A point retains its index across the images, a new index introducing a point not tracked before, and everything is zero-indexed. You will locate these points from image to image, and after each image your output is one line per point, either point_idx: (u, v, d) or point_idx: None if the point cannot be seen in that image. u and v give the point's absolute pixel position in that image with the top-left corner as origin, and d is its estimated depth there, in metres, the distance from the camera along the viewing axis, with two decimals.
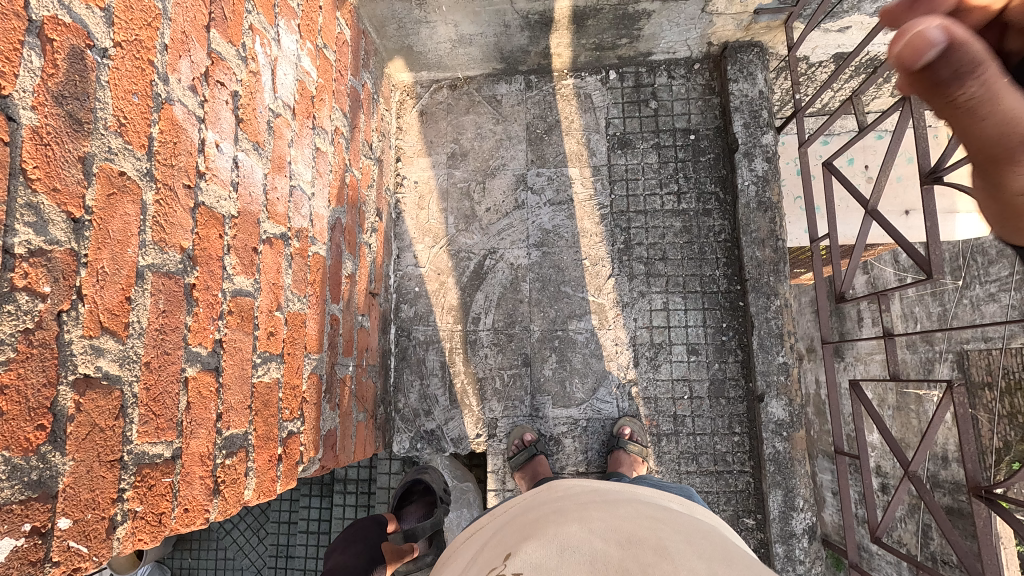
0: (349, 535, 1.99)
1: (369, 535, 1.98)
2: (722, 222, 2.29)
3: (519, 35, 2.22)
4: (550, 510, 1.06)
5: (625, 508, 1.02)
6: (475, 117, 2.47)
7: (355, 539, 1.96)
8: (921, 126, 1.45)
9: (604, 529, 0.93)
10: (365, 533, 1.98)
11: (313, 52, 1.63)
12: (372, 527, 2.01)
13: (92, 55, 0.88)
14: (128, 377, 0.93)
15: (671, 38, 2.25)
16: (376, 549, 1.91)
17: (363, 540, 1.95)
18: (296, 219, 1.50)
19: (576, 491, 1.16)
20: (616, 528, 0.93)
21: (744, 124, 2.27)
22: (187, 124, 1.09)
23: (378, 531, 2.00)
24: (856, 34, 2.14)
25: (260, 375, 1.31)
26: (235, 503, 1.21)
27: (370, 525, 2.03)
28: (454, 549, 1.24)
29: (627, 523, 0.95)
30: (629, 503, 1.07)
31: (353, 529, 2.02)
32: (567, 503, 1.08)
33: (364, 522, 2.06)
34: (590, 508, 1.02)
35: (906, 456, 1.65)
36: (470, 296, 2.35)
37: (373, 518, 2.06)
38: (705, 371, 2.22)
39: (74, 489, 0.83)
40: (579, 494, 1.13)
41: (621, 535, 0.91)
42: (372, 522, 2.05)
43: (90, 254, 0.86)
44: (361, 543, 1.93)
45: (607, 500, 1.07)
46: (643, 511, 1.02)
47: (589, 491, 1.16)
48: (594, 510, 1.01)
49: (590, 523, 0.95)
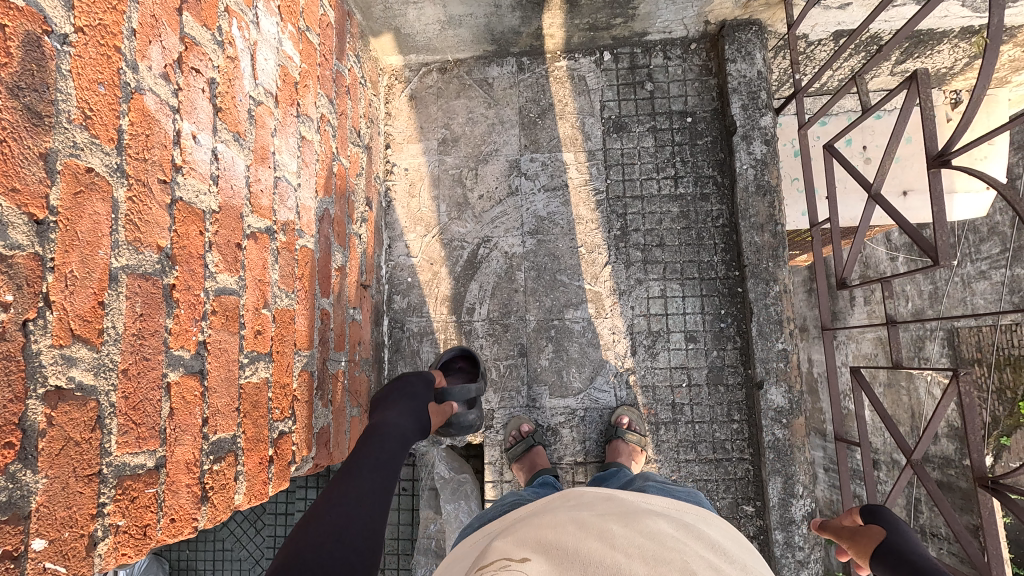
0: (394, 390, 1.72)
1: (419, 392, 1.75)
2: (719, 207, 2.25)
3: (510, 15, 2.15)
4: (568, 518, 1.03)
5: (646, 522, 1.00)
6: (465, 101, 2.39)
7: (407, 394, 1.71)
8: (928, 107, 1.40)
9: (626, 545, 0.90)
10: (416, 390, 1.74)
11: (295, 35, 1.56)
12: (422, 385, 1.78)
13: (50, 42, 0.81)
14: (105, 386, 0.89)
15: (667, 18, 2.18)
16: (423, 412, 1.67)
17: (412, 398, 1.71)
18: (281, 212, 1.44)
19: (595, 500, 1.14)
20: (640, 545, 0.91)
21: (742, 106, 2.21)
22: (160, 115, 1.02)
23: (429, 390, 1.78)
24: (857, 11, 2.09)
25: (248, 376, 1.27)
26: (225, 509, 1.18)
27: (419, 382, 1.79)
28: (460, 551, 1.22)
29: (648, 540, 0.92)
30: (648, 516, 1.04)
31: (399, 384, 1.76)
32: (585, 512, 1.06)
33: (411, 377, 1.81)
34: (610, 521, 0.99)
35: (909, 445, 1.61)
36: (465, 286, 2.30)
37: (421, 375, 1.82)
38: (703, 359, 2.20)
39: (48, 508, 0.80)
40: (596, 503, 1.11)
41: (645, 551, 0.88)
42: (421, 378, 1.81)
43: (57, 258, 0.81)
44: (411, 401, 1.68)
45: (628, 512, 1.04)
46: (667, 528, 0.99)
47: (607, 500, 1.13)
48: (613, 523, 0.98)
49: (611, 538, 0.92)
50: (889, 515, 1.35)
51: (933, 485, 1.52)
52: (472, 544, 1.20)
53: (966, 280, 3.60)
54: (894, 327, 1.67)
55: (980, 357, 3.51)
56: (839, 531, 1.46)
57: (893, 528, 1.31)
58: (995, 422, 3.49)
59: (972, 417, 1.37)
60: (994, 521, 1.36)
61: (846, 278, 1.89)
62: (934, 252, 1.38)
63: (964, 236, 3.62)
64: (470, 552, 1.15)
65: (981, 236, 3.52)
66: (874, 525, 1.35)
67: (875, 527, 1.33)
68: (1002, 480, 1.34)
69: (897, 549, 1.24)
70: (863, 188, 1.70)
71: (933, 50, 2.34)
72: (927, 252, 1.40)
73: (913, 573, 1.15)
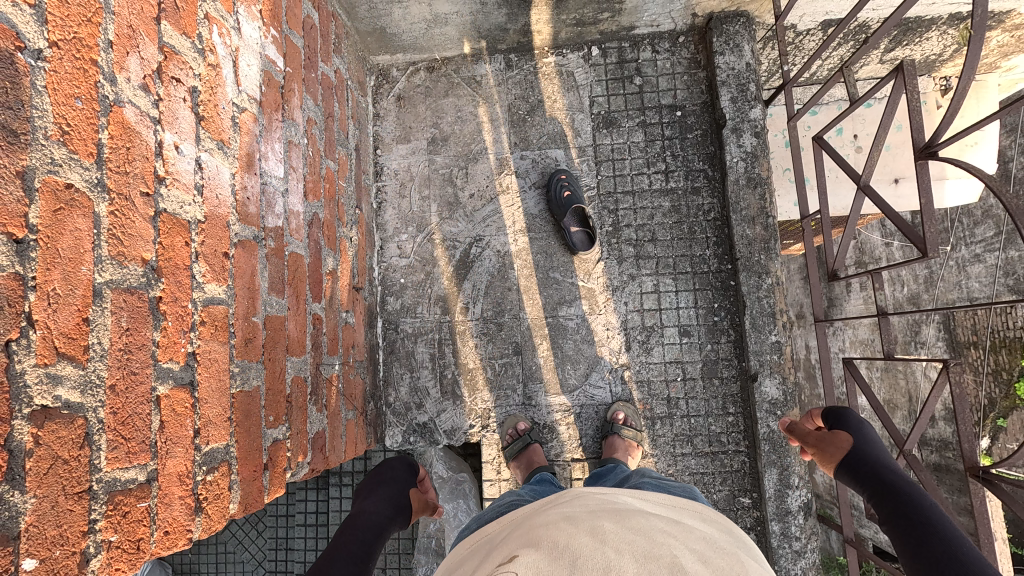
0: (375, 478, 1.79)
1: (398, 478, 1.82)
2: (711, 200, 2.25)
3: (496, 12, 2.13)
4: (561, 516, 1.04)
5: (644, 520, 1.00)
6: (454, 100, 2.38)
7: (385, 481, 1.78)
8: (915, 98, 1.39)
9: (618, 541, 0.91)
10: (395, 477, 1.80)
11: (278, 40, 1.54)
12: (403, 474, 1.84)
13: (23, 58, 0.81)
14: (92, 403, 0.88)
15: (655, 11, 2.17)
16: (401, 501, 1.73)
17: (390, 483, 1.78)
18: (269, 218, 1.43)
19: (594, 498, 1.14)
20: (634, 539, 0.91)
21: (731, 99, 2.20)
22: (141, 127, 1.01)
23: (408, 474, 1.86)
24: (845, 1, 2.08)
25: (239, 385, 1.26)
26: (220, 519, 1.18)
27: (400, 470, 1.85)
28: (455, 553, 1.20)
29: (642, 535, 0.93)
30: (646, 514, 1.04)
31: (382, 470, 1.84)
32: (580, 509, 1.06)
33: (392, 464, 1.88)
34: (606, 518, 1.00)
35: (902, 435, 1.61)
36: (458, 286, 2.30)
37: (404, 463, 1.88)
38: (697, 353, 2.20)
39: (38, 528, 0.80)
40: (594, 502, 1.11)
41: (639, 545, 0.89)
42: (403, 467, 1.86)
43: (38, 277, 0.81)
44: (390, 489, 1.75)
45: (621, 511, 1.04)
46: (664, 525, 0.99)
47: (602, 498, 1.14)
48: (609, 520, 0.98)
49: (602, 534, 0.93)
50: (853, 417, 1.46)
51: (925, 474, 1.52)
52: (468, 546, 1.19)
53: (960, 265, 3.61)
54: (885, 318, 1.67)
55: (974, 339, 3.52)
56: (804, 437, 1.55)
57: (860, 434, 1.40)
58: (992, 403, 3.50)
59: (962, 408, 1.38)
60: (986, 510, 1.37)
61: (838, 270, 1.89)
62: (922, 243, 1.38)
63: (957, 220, 3.64)
64: (468, 553, 1.13)
65: (974, 219, 3.53)
66: (841, 430, 1.44)
67: (843, 434, 1.42)
68: (993, 469, 1.35)
69: (868, 459, 1.33)
70: (851, 179, 1.70)
71: (921, 37, 2.34)
72: (916, 244, 1.40)
73: (882, 482, 1.26)
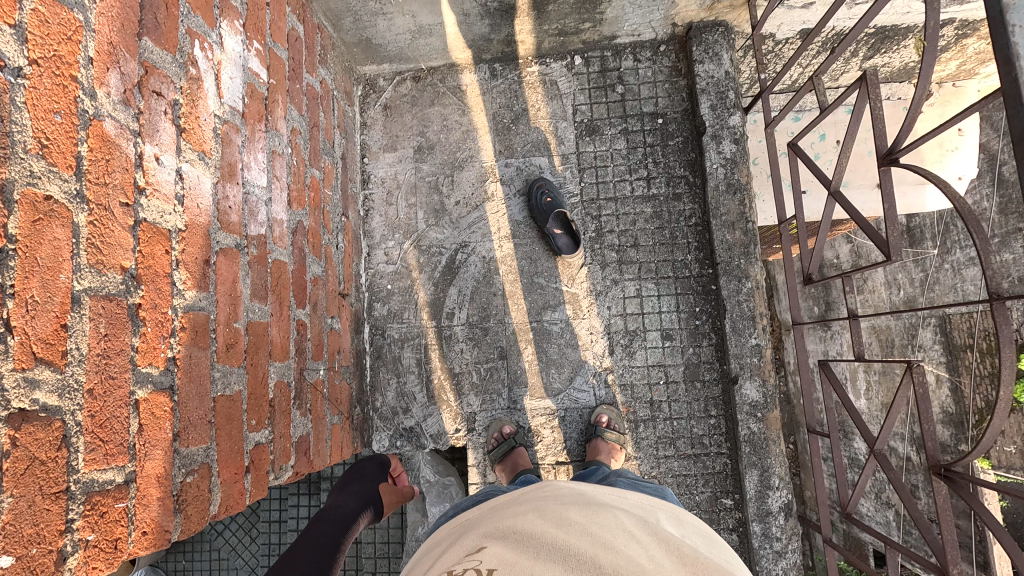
0: (350, 472, 2.14)
1: (370, 474, 2.14)
2: (692, 206, 2.29)
3: (479, 23, 2.18)
4: (531, 508, 1.08)
5: (609, 512, 1.04)
6: (440, 109, 2.42)
7: (357, 477, 2.11)
8: (878, 106, 1.43)
9: (579, 530, 0.95)
10: (365, 472, 2.13)
11: (261, 52, 1.59)
12: (373, 469, 2.15)
13: (3, 76, 0.84)
14: (70, 406, 0.92)
15: (635, 21, 2.21)
16: (371, 494, 2.07)
17: (361, 479, 2.12)
18: (251, 227, 1.46)
19: (565, 491, 1.19)
20: (594, 529, 0.96)
21: (711, 106, 2.25)
22: (121, 139, 1.05)
23: (379, 469, 2.17)
24: (820, 10, 2.13)
25: (221, 390, 1.30)
26: (199, 521, 1.21)
27: (370, 465, 2.17)
28: (435, 536, 1.26)
29: (602, 524, 0.98)
30: (612, 506, 1.08)
31: (358, 466, 2.17)
32: (550, 502, 1.11)
33: (366, 460, 2.20)
34: (571, 509, 1.04)
35: (873, 434, 1.65)
36: (444, 292, 2.33)
37: (375, 460, 2.18)
38: (680, 356, 2.23)
39: (16, 526, 0.83)
40: (564, 494, 1.16)
41: (598, 534, 0.94)
42: (374, 463, 2.17)
43: (17, 284, 0.84)
44: (362, 484, 2.09)
45: (589, 502, 1.09)
46: (626, 517, 1.03)
47: (576, 491, 1.18)
48: (575, 511, 1.03)
49: (566, 524, 0.98)
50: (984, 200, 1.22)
51: (895, 473, 1.56)
52: (447, 529, 1.24)
53: None
54: (856, 320, 1.71)
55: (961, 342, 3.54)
56: None
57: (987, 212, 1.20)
58: None
59: (924, 408, 1.42)
60: (949, 507, 1.41)
61: (813, 274, 1.93)
62: (886, 247, 1.42)
63: None
64: (445, 540, 1.18)
65: None
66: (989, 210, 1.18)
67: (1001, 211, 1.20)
68: (955, 467, 1.39)
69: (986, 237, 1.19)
70: (823, 185, 1.73)
71: (898, 45, 2.39)
72: (880, 247, 1.44)
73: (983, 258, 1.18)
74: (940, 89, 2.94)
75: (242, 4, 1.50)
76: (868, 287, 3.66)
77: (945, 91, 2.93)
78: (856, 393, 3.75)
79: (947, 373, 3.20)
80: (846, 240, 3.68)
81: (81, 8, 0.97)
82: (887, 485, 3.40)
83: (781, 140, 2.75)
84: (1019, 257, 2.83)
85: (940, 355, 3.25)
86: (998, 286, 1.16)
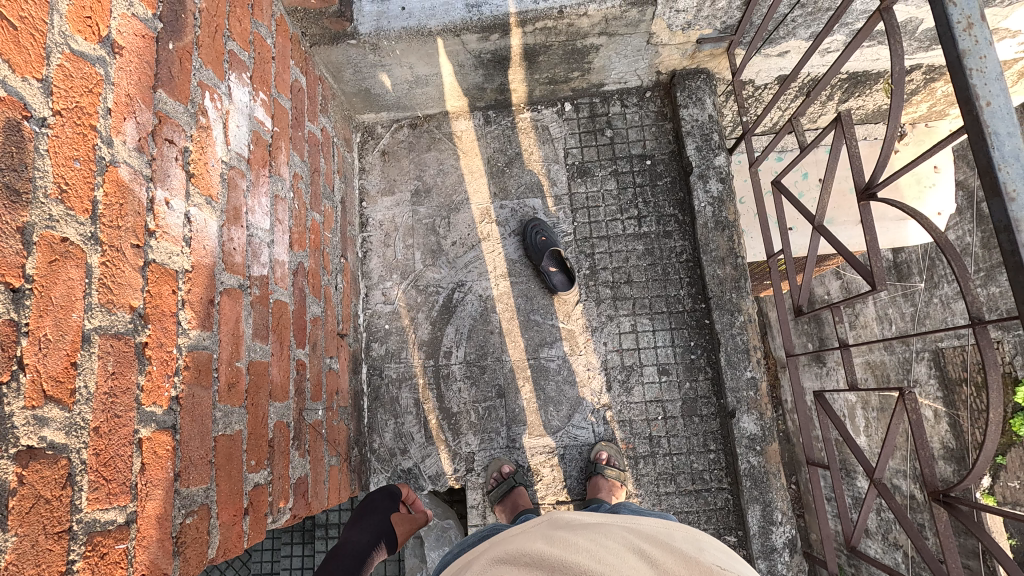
0: (362, 504, 2.08)
1: (380, 507, 2.07)
2: (682, 243, 2.35)
3: (474, 73, 2.28)
4: (543, 537, 1.08)
5: (615, 535, 1.06)
6: (437, 154, 2.51)
7: (368, 510, 2.05)
8: (854, 145, 1.50)
9: (591, 555, 0.97)
10: (376, 505, 2.06)
11: (267, 103, 1.67)
12: (384, 500, 2.08)
13: (29, 125, 0.89)
14: (76, 445, 0.93)
15: (621, 70, 2.34)
16: (383, 527, 2.02)
17: (373, 512, 2.05)
18: (255, 268, 1.50)
19: (570, 520, 1.19)
20: (604, 552, 0.99)
21: (697, 147, 2.34)
22: (133, 184, 1.09)
23: (390, 503, 2.08)
24: (795, 58, 2.26)
25: (222, 429, 1.30)
26: (196, 563, 1.20)
27: (381, 496, 2.09)
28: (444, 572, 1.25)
29: (612, 550, 0.99)
30: (618, 530, 1.10)
31: (368, 498, 2.10)
32: (557, 530, 1.12)
33: (376, 490, 2.11)
34: (579, 534, 1.06)
35: (871, 464, 1.64)
36: (441, 331, 2.35)
37: (385, 490, 2.10)
38: (677, 391, 2.25)
39: (18, 566, 0.83)
40: (569, 522, 1.17)
41: (607, 559, 0.96)
42: (385, 494, 2.09)
43: (31, 323, 0.87)
44: (373, 518, 2.03)
45: (599, 529, 1.09)
46: (634, 538, 1.05)
47: (580, 520, 1.18)
48: (581, 536, 1.05)
49: (577, 549, 1.00)
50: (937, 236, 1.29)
51: (897, 505, 1.55)
52: (453, 565, 1.24)
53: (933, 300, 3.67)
54: (846, 351, 1.72)
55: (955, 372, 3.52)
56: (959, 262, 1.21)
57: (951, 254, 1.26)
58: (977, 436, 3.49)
59: (920, 434, 1.45)
60: (951, 537, 1.40)
61: (803, 305, 1.95)
62: (871, 278, 1.47)
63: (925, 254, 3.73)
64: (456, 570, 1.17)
65: None
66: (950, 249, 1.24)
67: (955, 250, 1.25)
68: (953, 493, 1.39)
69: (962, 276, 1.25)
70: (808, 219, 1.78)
71: (870, 90, 2.53)
72: (867, 279, 1.48)
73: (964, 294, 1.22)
74: (914, 129, 3.05)
75: (249, 59, 1.58)
76: (861, 322, 3.72)
77: (919, 130, 3.04)
78: (855, 429, 3.74)
79: (945, 407, 3.19)
80: (835, 276, 3.76)
81: (103, 63, 1.04)
82: (894, 525, 3.36)
83: (765, 179, 2.87)
84: (1006, 291, 2.88)
85: (936, 390, 3.25)
86: (979, 311, 1.20)
